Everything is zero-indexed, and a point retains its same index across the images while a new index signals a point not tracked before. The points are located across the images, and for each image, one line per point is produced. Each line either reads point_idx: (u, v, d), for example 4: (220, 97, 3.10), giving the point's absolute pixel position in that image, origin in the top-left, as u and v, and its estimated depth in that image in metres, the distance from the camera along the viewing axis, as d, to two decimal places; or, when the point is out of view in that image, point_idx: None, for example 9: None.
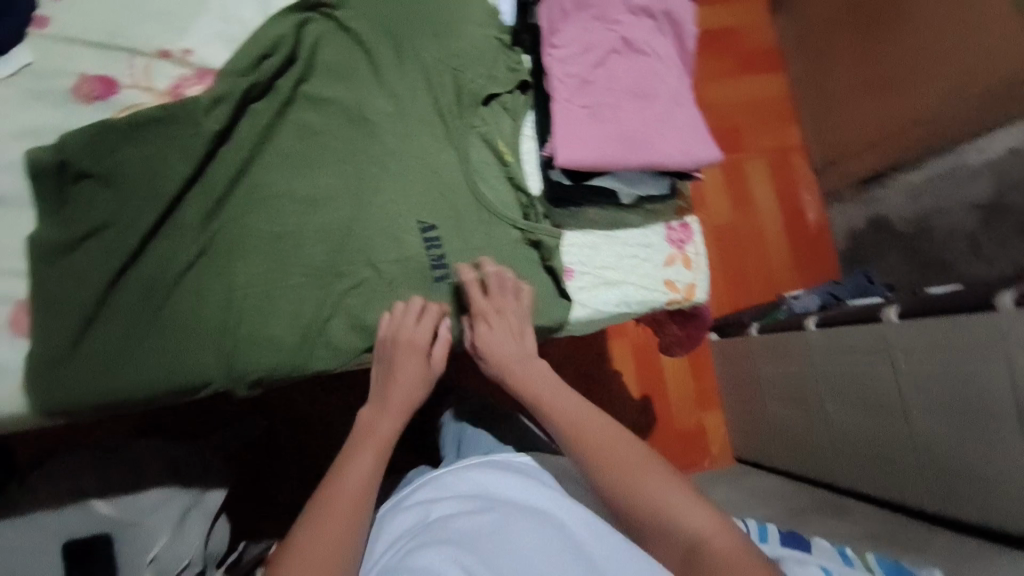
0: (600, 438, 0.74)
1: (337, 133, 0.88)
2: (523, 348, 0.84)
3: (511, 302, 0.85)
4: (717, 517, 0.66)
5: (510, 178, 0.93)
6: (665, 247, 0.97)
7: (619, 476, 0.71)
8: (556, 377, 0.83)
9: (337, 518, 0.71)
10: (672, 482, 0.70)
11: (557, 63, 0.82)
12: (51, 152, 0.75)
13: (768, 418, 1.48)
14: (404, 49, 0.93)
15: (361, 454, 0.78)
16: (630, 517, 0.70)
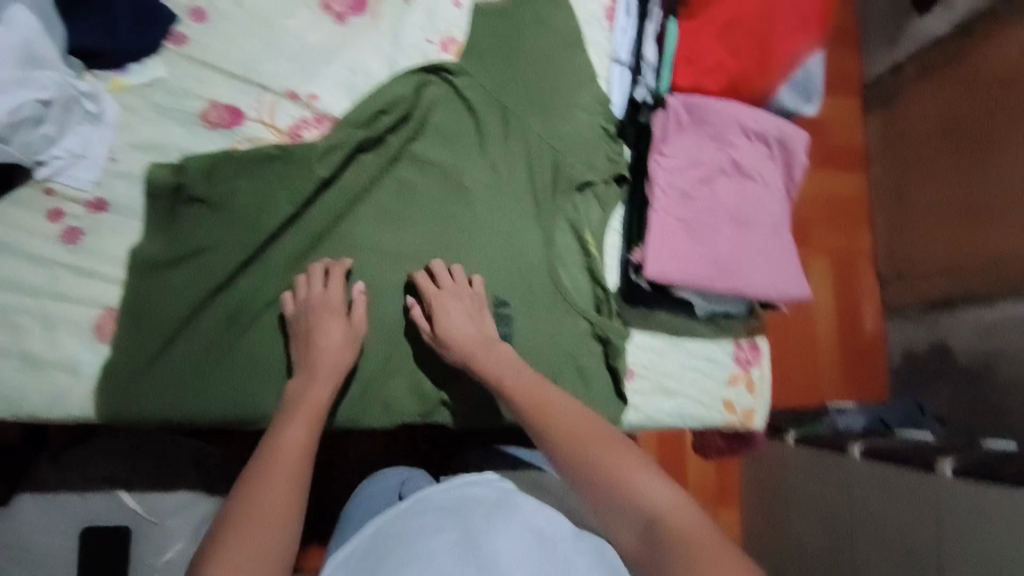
0: (566, 421, 0.67)
1: (431, 193, 0.89)
2: (481, 329, 0.80)
3: (464, 284, 0.83)
4: (686, 503, 0.60)
5: (590, 271, 0.92)
6: (731, 365, 0.95)
7: (585, 459, 0.63)
8: (513, 358, 0.77)
9: (273, 499, 0.63)
10: (635, 456, 0.63)
11: (663, 173, 0.81)
12: (170, 174, 0.80)
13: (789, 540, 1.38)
14: (512, 122, 0.93)
15: (290, 424, 0.71)
16: (595, 499, 0.62)
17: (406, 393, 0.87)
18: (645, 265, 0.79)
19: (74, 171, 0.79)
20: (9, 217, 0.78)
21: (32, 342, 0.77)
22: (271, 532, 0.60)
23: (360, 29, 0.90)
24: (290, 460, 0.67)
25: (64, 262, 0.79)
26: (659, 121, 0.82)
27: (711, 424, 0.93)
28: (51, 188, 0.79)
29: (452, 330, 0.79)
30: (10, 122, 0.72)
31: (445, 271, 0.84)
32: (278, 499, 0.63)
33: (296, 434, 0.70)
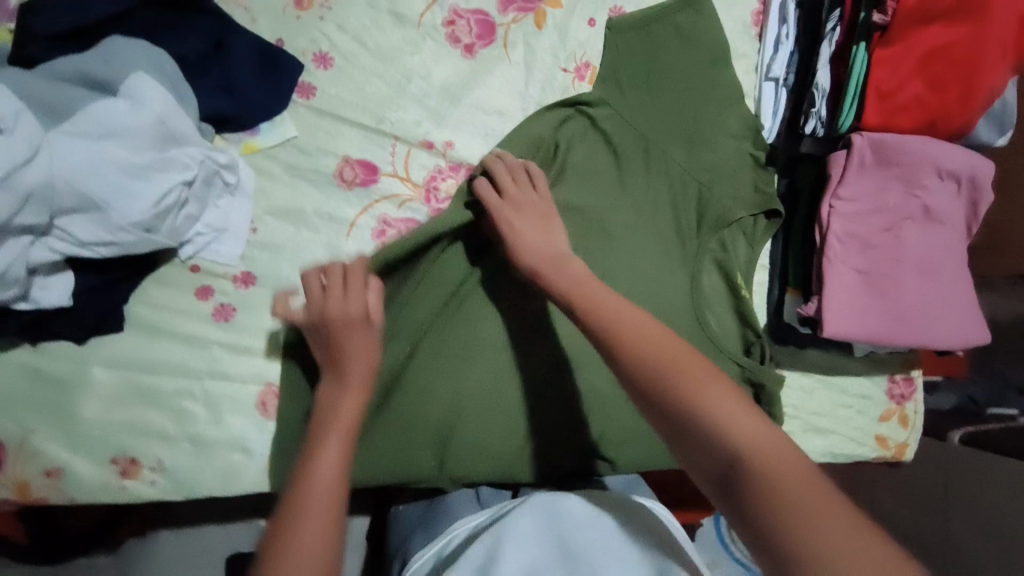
0: (639, 340, 0.54)
1: (575, 240, 0.81)
2: (553, 242, 0.66)
3: (528, 189, 0.71)
4: (778, 433, 0.46)
5: (740, 312, 0.86)
6: (885, 400, 0.92)
7: (651, 375, 0.51)
8: (574, 261, 0.64)
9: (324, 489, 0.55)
10: (738, 399, 0.48)
11: (840, 219, 0.75)
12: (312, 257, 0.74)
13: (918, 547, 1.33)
14: (654, 153, 0.85)
15: (335, 402, 0.62)
16: (662, 422, 0.50)
17: (560, 452, 0.80)
18: (824, 323, 0.74)
19: (218, 245, 0.74)
20: (159, 299, 0.74)
21: (202, 426, 0.75)
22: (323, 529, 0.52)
23: (489, 61, 0.82)
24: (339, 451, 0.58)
25: (219, 341, 0.75)
26: (840, 162, 0.75)
27: (863, 458, 0.91)
28: (196, 265, 0.74)
29: (518, 238, 0.67)
30: (157, 213, 0.64)
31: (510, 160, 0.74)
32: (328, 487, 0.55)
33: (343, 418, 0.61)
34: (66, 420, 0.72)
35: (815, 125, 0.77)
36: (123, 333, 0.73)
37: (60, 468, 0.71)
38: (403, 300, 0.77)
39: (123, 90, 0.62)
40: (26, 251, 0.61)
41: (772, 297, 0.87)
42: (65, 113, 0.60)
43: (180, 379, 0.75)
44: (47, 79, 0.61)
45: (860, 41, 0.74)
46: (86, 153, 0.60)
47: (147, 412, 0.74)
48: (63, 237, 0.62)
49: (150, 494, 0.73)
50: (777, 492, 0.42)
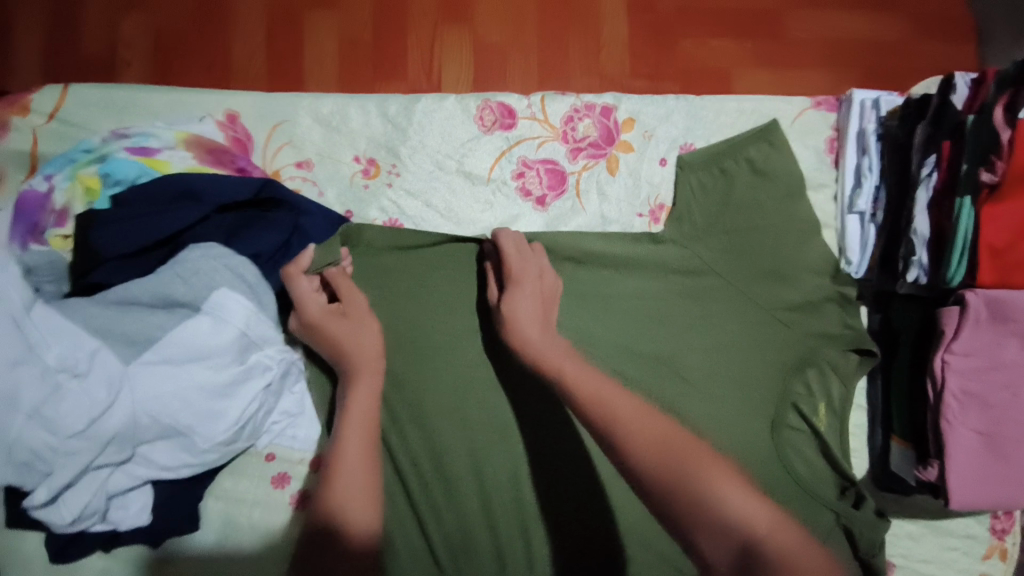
0: (620, 411, 0.51)
1: (653, 385, 0.77)
2: (548, 324, 0.64)
3: (529, 258, 0.68)
4: (791, 526, 0.44)
5: (823, 450, 0.80)
6: (987, 536, 0.85)
7: (667, 463, 0.47)
8: (560, 344, 0.61)
9: (358, 449, 0.58)
10: (726, 472, 0.46)
11: (955, 375, 0.70)
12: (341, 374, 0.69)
13: None
14: (734, 290, 0.79)
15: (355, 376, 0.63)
16: (675, 517, 0.45)
17: None
18: (949, 493, 0.69)
19: (293, 430, 0.71)
20: (232, 493, 0.70)
21: None
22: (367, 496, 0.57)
23: (561, 214, 0.79)
24: (370, 412, 0.61)
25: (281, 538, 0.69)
26: (953, 317, 0.70)
27: None
28: (271, 452, 0.71)
29: (514, 313, 0.63)
30: (239, 427, 0.61)
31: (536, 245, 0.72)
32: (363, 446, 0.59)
33: (371, 388, 0.62)
34: None
35: (917, 273, 0.74)
36: (189, 539, 0.68)
37: None
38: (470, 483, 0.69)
39: (206, 307, 0.60)
40: (105, 484, 0.58)
41: (875, 444, 0.80)
42: (145, 341, 0.57)
43: None
44: (121, 308, 0.57)
45: (965, 194, 0.70)
46: (167, 384, 0.57)
47: None
48: (145, 463, 0.59)
49: None
50: None
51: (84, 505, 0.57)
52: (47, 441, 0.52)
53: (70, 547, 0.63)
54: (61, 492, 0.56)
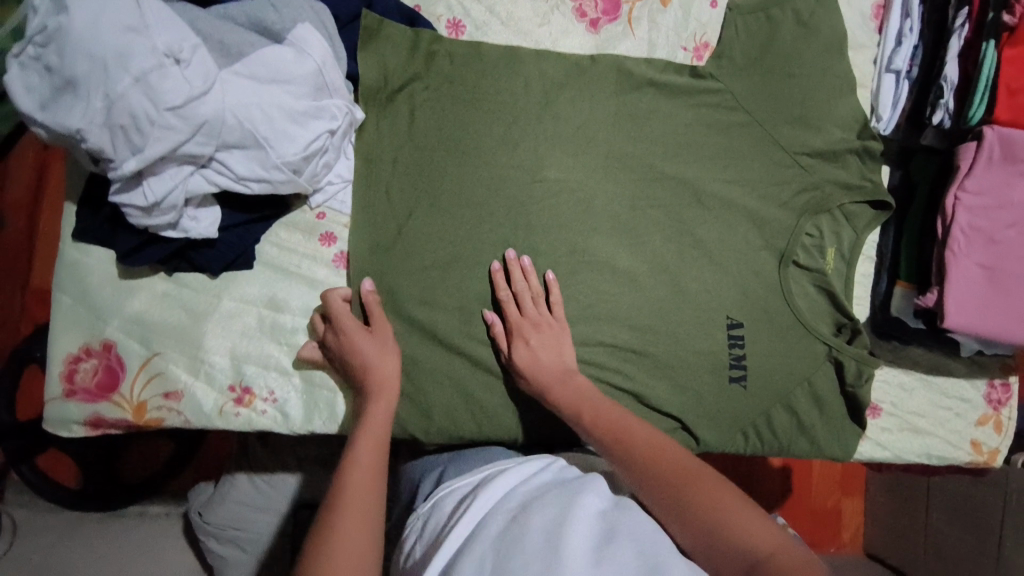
0: (645, 449, 0.68)
1: (669, 206, 0.86)
2: (564, 363, 0.79)
3: (530, 302, 0.81)
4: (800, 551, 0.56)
5: (826, 290, 0.87)
6: (982, 404, 0.89)
7: (683, 492, 0.63)
8: (600, 397, 0.76)
9: (362, 485, 0.63)
10: (740, 505, 0.60)
11: (965, 211, 0.75)
12: (397, 166, 0.82)
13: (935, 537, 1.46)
14: (758, 133, 0.86)
15: (371, 401, 0.73)
16: (697, 539, 0.60)
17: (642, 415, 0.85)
18: (945, 315, 0.73)
19: (344, 196, 0.82)
20: (285, 241, 0.80)
21: (311, 365, 0.80)
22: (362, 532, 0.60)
23: (612, 37, 0.87)
24: (371, 445, 0.68)
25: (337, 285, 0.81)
26: (968, 154, 0.76)
27: (957, 463, 0.88)
28: (323, 212, 0.81)
29: (535, 361, 0.78)
30: (305, 157, 0.69)
31: (533, 277, 0.82)
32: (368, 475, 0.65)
33: (372, 486, 0.64)
34: (192, 347, 0.77)
35: (942, 117, 0.79)
36: (252, 270, 0.79)
37: (179, 391, 0.77)
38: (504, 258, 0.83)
39: (290, 40, 0.68)
40: (186, 181, 0.66)
41: (880, 289, 0.86)
42: (237, 56, 0.65)
43: (298, 316, 0.80)
44: (220, 19, 0.67)
45: (989, 40, 0.75)
46: (253, 95, 0.65)
47: (267, 347, 0.79)
48: (220, 171, 0.67)
49: (261, 424, 0.79)
50: None
51: (167, 192, 0.65)
52: (146, 107, 0.59)
53: (138, 252, 0.72)
54: (148, 174, 0.64)
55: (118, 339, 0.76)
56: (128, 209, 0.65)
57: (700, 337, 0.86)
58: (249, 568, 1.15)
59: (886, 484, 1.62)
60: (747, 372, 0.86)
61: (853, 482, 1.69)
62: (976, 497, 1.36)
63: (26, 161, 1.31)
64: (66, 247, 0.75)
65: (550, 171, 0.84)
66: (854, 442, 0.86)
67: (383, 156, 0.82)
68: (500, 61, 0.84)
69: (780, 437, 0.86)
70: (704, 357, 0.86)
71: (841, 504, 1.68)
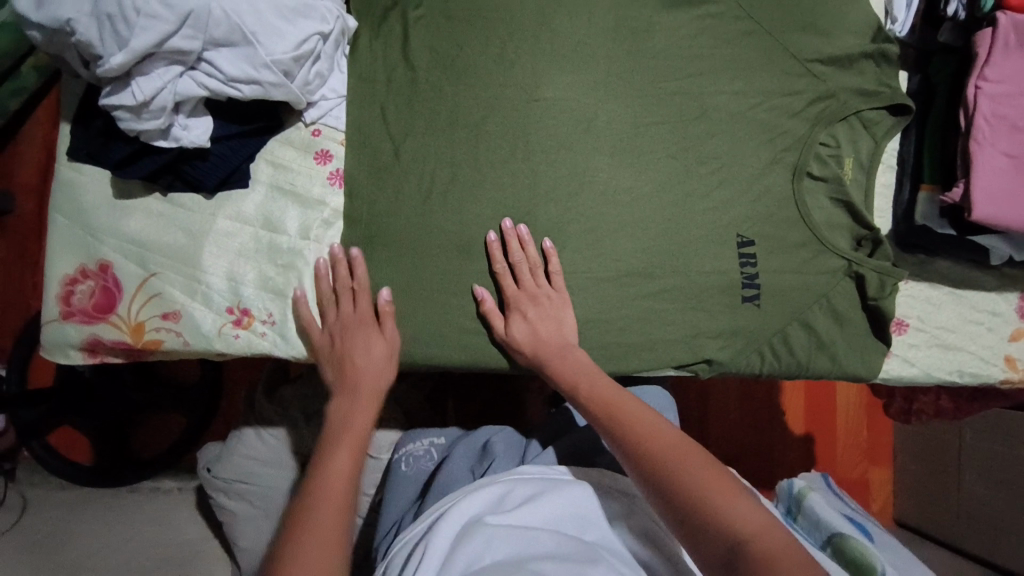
0: (635, 425, 0.68)
1: (674, 123, 0.83)
2: (563, 339, 0.78)
3: (528, 278, 0.78)
4: (777, 528, 0.56)
5: (844, 202, 0.83)
6: (1016, 319, 0.84)
7: (668, 468, 0.62)
8: (599, 373, 0.76)
9: (342, 473, 0.67)
10: (724, 484, 0.60)
11: (987, 99, 0.72)
12: (398, 83, 0.81)
13: (966, 496, 1.39)
14: (766, 43, 0.83)
15: (354, 405, 0.75)
16: (681, 518, 0.59)
17: (652, 338, 0.81)
18: (973, 205, 0.70)
19: (338, 112, 0.80)
20: (280, 158, 0.79)
21: (307, 284, 0.78)
22: (341, 522, 0.62)
23: None
24: (354, 441, 0.72)
25: (335, 204, 0.79)
26: (985, 41, 0.73)
27: (990, 381, 0.84)
28: (318, 129, 0.80)
29: (532, 335, 0.77)
30: (296, 57, 0.69)
31: (530, 245, 0.78)
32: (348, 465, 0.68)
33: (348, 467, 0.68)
34: (188, 266, 0.76)
35: (956, 7, 0.77)
36: (247, 188, 0.77)
37: (177, 311, 0.75)
38: (502, 178, 0.80)
39: None
40: (175, 81, 0.64)
41: (902, 197, 0.83)
42: None
43: (294, 237, 0.78)
44: None
45: None
46: None
47: (264, 268, 0.77)
48: (210, 73, 0.66)
49: (261, 347, 0.77)
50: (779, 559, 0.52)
51: (156, 91, 0.63)
52: None
53: (132, 165, 0.71)
54: (135, 73, 0.63)
55: (115, 260, 0.75)
56: (120, 113, 0.64)
57: (711, 257, 0.82)
58: (260, 525, 1.11)
59: (916, 451, 1.54)
60: (760, 291, 0.82)
61: (883, 448, 1.62)
62: (1010, 453, 1.28)
63: (33, 140, 1.27)
64: (65, 167, 0.75)
65: (548, 88, 0.81)
66: (876, 359, 0.82)
67: (382, 75, 0.81)
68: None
69: (799, 357, 0.82)
70: (716, 277, 0.82)
71: (867, 471, 1.62)
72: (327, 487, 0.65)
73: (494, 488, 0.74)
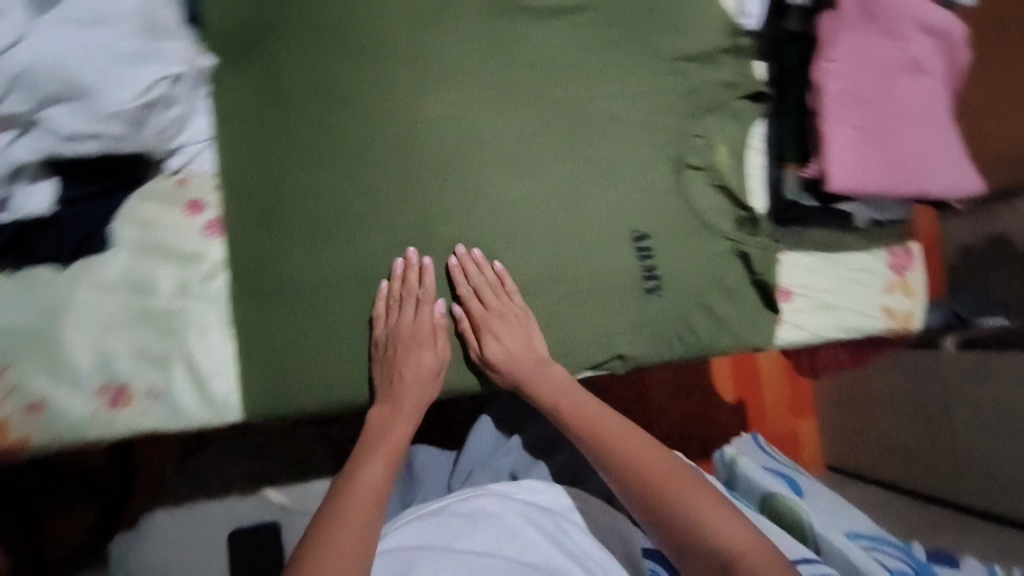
0: (622, 449, 0.75)
1: (556, 128, 0.85)
2: (535, 355, 0.81)
3: (491, 297, 0.79)
4: (760, 540, 0.65)
5: (722, 187, 0.89)
6: (886, 272, 0.92)
7: (661, 492, 0.70)
8: (577, 391, 0.81)
9: (371, 484, 0.74)
10: (710, 501, 0.69)
11: (833, 78, 0.77)
12: (267, 118, 0.76)
13: (878, 432, 1.53)
14: (633, 45, 0.87)
15: (400, 421, 0.80)
16: (674, 537, 0.69)
17: (570, 341, 0.84)
18: (830, 178, 0.76)
19: (207, 156, 0.76)
20: (142, 214, 0.73)
21: (193, 347, 0.73)
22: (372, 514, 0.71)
23: None
24: (391, 451, 0.78)
25: (212, 256, 0.74)
26: (823, 24, 0.78)
27: (874, 333, 0.91)
28: (185, 177, 0.75)
29: (505, 354, 0.80)
30: (140, 106, 0.64)
31: (461, 279, 0.80)
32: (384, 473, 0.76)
33: (376, 471, 0.76)
34: (47, 348, 0.68)
35: None
36: (110, 252, 0.71)
37: (41, 402, 0.67)
38: (394, 206, 0.78)
39: None
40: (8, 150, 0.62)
41: (772, 176, 0.90)
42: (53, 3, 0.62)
43: (170, 299, 0.72)
44: None
45: None
46: (66, 41, 0.61)
47: (140, 337, 0.71)
48: (44, 135, 0.62)
49: (147, 423, 0.71)
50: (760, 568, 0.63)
51: None
52: None
53: None
54: None
55: None
56: None
57: (610, 254, 0.84)
58: None
59: (835, 398, 1.66)
60: (660, 280, 0.85)
61: (806, 402, 1.73)
62: (912, 389, 1.42)
63: None
64: None
65: (428, 108, 0.80)
66: (768, 328, 0.88)
67: (249, 114, 0.76)
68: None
69: (702, 337, 0.87)
70: (617, 272, 0.84)
71: (795, 424, 1.72)
72: (362, 483, 0.74)
73: (436, 516, 0.77)
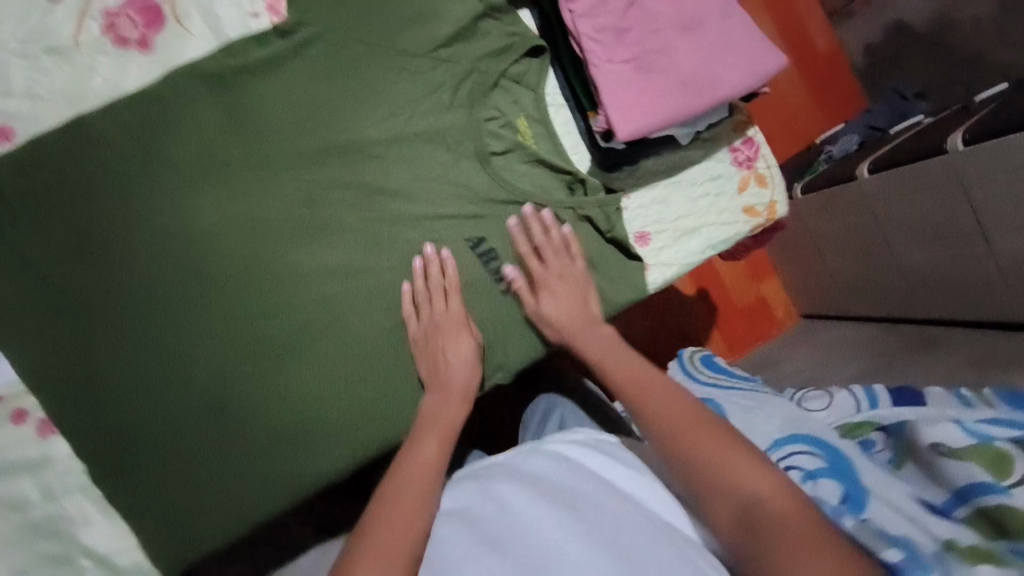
0: (655, 395, 0.70)
1: (342, 174, 0.78)
2: (585, 312, 0.79)
3: (536, 262, 0.79)
4: (792, 492, 0.60)
5: (537, 159, 0.83)
6: (734, 171, 0.88)
7: (686, 445, 0.65)
8: (623, 344, 0.77)
9: (424, 462, 0.70)
10: (745, 454, 0.63)
11: (583, 20, 0.72)
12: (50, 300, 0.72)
13: (826, 270, 1.48)
14: (384, 53, 0.79)
15: (454, 402, 0.76)
16: (701, 489, 0.63)
17: None
18: (615, 126, 0.71)
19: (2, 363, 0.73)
20: None
21: (89, 539, 0.74)
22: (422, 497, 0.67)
23: (173, 45, 0.77)
24: (445, 432, 0.74)
25: (63, 453, 0.74)
26: None
27: (743, 236, 0.88)
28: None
29: (547, 312, 0.78)
30: None
31: (451, 271, 0.79)
32: (434, 453, 0.71)
33: (429, 454, 0.71)
34: None
35: None
36: None
37: None
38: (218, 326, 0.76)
39: None
40: None
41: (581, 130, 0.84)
42: None
43: (44, 506, 0.73)
44: None
45: None
46: None
47: (33, 553, 0.72)
48: None
49: None
50: (784, 524, 0.57)
51: None
52: None
53: None
54: None
55: None
56: None
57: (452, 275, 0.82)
58: None
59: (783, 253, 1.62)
60: None
61: (762, 265, 1.66)
62: (837, 228, 1.38)
63: None
64: None
65: (201, 216, 0.75)
66: (637, 277, 0.84)
67: (26, 305, 0.72)
68: (67, 141, 0.72)
69: None
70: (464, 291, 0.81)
71: (759, 289, 1.65)
72: (408, 468, 0.69)
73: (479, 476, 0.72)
